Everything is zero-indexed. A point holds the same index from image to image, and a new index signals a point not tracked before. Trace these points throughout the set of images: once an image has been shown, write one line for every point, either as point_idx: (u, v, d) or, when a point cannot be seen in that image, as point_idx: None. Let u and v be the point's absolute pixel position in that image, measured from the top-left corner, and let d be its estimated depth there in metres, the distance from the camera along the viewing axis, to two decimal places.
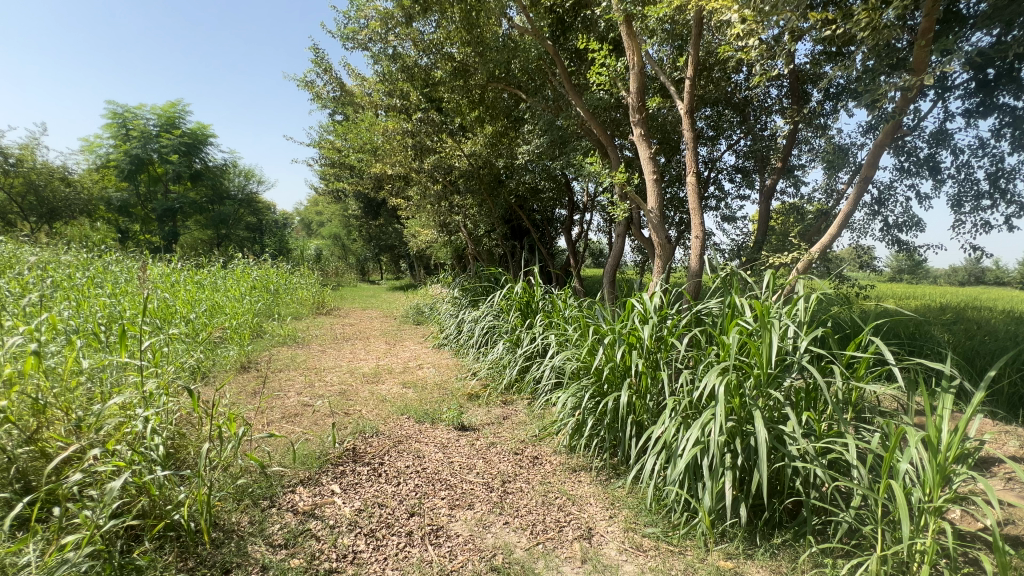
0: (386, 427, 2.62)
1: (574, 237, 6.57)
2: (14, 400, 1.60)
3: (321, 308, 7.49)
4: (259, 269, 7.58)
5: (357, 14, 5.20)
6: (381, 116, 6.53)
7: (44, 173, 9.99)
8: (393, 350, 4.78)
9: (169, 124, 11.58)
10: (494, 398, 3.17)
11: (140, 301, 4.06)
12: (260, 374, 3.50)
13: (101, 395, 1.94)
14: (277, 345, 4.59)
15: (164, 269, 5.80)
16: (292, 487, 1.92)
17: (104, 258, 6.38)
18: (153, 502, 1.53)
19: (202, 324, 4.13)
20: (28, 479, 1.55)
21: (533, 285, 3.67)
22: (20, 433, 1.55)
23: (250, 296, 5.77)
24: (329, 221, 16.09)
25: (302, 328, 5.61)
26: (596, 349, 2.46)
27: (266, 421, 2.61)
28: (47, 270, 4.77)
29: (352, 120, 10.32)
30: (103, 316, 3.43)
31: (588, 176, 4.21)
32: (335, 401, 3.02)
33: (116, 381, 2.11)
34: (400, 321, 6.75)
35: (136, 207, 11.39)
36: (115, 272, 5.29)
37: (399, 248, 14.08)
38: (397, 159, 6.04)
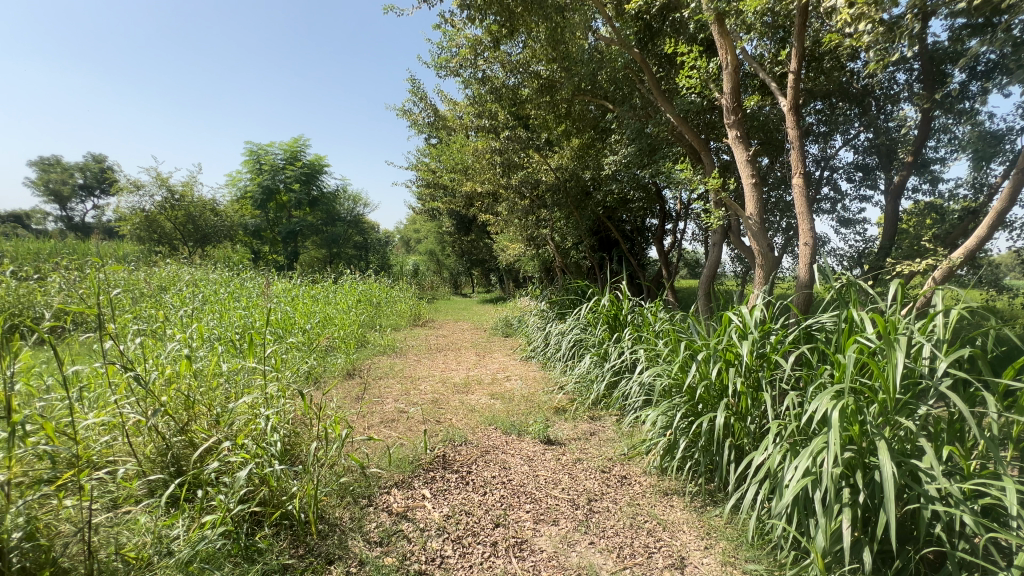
0: (474, 436, 2.70)
1: (666, 247, 6.29)
2: (173, 396, 1.91)
3: (418, 320, 7.94)
4: (364, 284, 8.26)
5: (450, 44, 5.53)
6: (471, 137, 6.84)
7: (200, 205, 11.68)
8: (483, 362, 4.92)
9: (293, 157, 13.18)
10: (581, 413, 3.12)
11: (267, 313, 4.63)
12: (364, 380, 3.79)
13: (235, 394, 2.24)
14: (378, 354, 4.96)
15: (287, 285, 6.56)
16: (387, 488, 2.04)
17: (241, 275, 7.38)
18: (272, 492, 1.72)
19: (316, 333, 4.60)
20: (180, 463, 1.82)
21: (621, 297, 3.57)
22: (175, 424, 1.84)
23: (356, 309, 6.30)
24: (425, 238, 17.09)
25: (401, 339, 5.99)
26: (688, 365, 2.32)
27: (367, 425, 2.82)
28: (199, 287, 5.63)
29: (445, 143, 10.97)
30: (239, 326, 3.96)
31: (679, 184, 4.03)
32: (427, 409, 3.18)
33: (247, 383, 2.42)
34: (490, 333, 6.94)
35: (266, 231, 13.06)
36: (249, 288, 6.10)
37: (490, 262, 14.49)
38: (486, 177, 6.30)
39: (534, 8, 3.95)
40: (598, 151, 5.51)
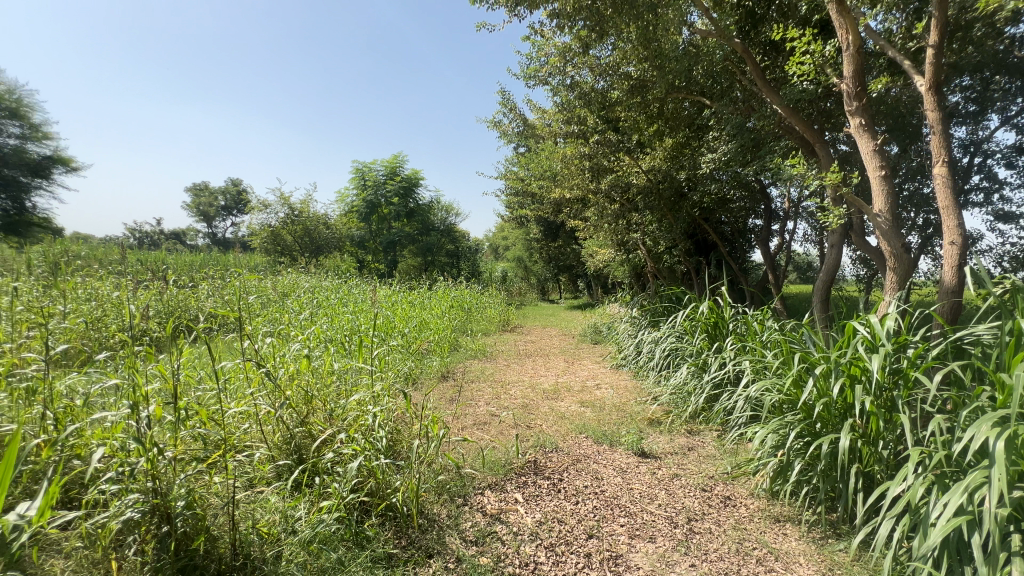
0: (565, 444, 2.68)
1: (773, 249, 5.76)
2: (295, 391, 2.14)
3: (507, 326, 8.11)
4: (456, 290, 8.62)
5: (538, 54, 5.63)
6: (560, 143, 6.87)
7: (314, 219, 13.10)
8: (572, 369, 4.88)
9: (393, 173, 14.22)
10: (678, 426, 2.96)
11: (372, 318, 5.03)
12: (457, 383, 3.95)
13: (345, 392, 2.45)
14: (470, 358, 5.15)
15: (388, 292, 7.08)
16: (481, 489, 2.10)
17: (349, 283, 8.10)
18: (378, 484, 1.85)
19: (413, 337, 4.90)
20: (301, 452, 2.02)
21: (722, 304, 3.33)
22: (297, 416, 2.06)
23: (449, 313, 6.60)
24: (513, 246, 17.42)
25: (491, 344, 6.15)
26: (804, 380, 2.10)
27: (461, 426, 2.93)
28: (315, 293, 6.29)
29: (533, 151, 11.15)
30: (348, 329, 4.35)
31: (789, 180, 3.69)
32: (518, 414, 3.22)
33: (356, 382, 2.64)
34: (579, 340, 6.86)
35: (370, 242, 14.21)
36: (355, 294, 6.67)
37: (577, 268, 14.33)
38: (575, 183, 6.31)
39: (624, 8, 3.88)
40: (694, 150, 5.24)
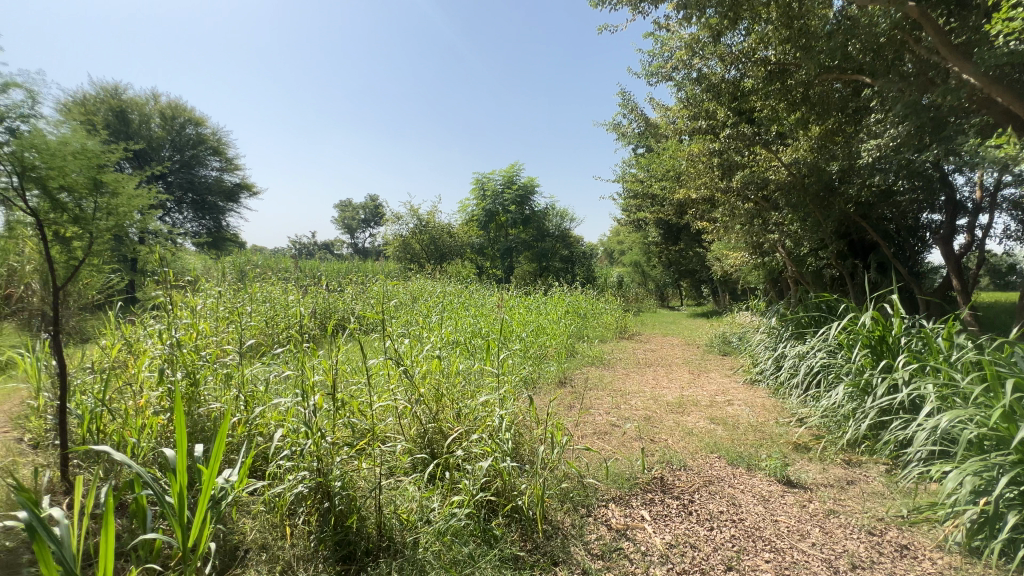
0: (695, 463, 2.49)
1: (959, 249, 4.72)
2: (428, 389, 2.31)
3: (624, 333, 7.85)
4: (572, 296, 8.59)
5: (662, 50, 5.41)
6: (684, 141, 6.50)
7: (439, 229, 14.12)
8: (698, 381, 4.54)
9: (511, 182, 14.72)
10: (832, 455, 2.57)
11: (492, 322, 5.23)
12: (576, 390, 3.92)
13: (472, 393, 2.58)
14: (587, 365, 5.08)
15: (506, 297, 7.32)
16: (605, 501, 2.05)
17: (469, 288, 8.55)
18: (504, 485, 1.90)
19: (531, 342, 4.98)
20: (433, 446, 2.17)
21: (891, 315, 2.83)
22: (430, 412, 2.21)
23: (565, 319, 6.60)
24: (629, 251, 16.87)
25: (608, 351, 6.01)
26: (1018, 413, 1.68)
27: (581, 434, 2.90)
28: (441, 298, 6.76)
29: (653, 151, 10.74)
30: (472, 333, 4.58)
31: (986, 164, 3.02)
32: (641, 426, 3.08)
33: (482, 383, 2.77)
34: (704, 350, 6.37)
35: (488, 249, 14.86)
36: (476, 299, 7.02)
37: (700, 272, 13.35)
38: (702, 181, 5.90)
39: None
40: (848, 137, 4.56)
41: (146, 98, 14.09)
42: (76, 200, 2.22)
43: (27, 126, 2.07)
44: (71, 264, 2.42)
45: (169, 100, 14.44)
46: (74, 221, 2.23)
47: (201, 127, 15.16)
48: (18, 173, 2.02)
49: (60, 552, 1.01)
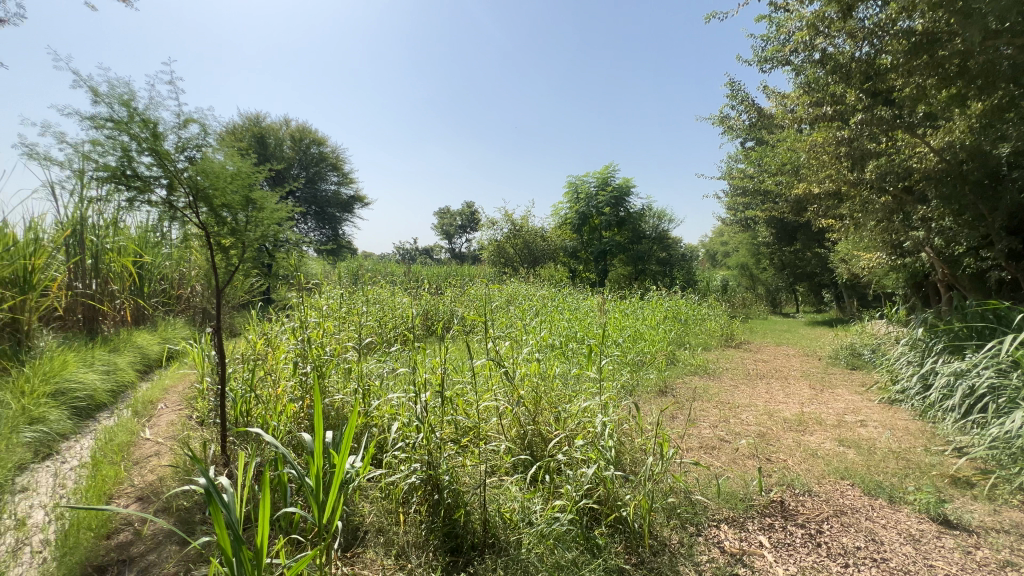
0: (822, 489, 2.22)
1: None
2: (527, 391, 2.34)
3: (730, 340, 7.28)
4: (672, 301, 8.18)
5: (778, 33, 5.00)
6: (804, 130, 5.91)
7: (532, 233, 14.31)
8: (822, 397, 4.05)
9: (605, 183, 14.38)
10: (1005, 495, 2.14)
11: (588, 326, 5.17)
12: (678, 399, 3.71)
13: (570, 397, 2.56)
14: (689, 373, 4.79)
15: (601, 301, 7.18)
16: (716, 521, 1.91)
17: (563, 292, 8.53)
18: (608, 494, 1.85)
19: (628, 348, 4.82)
20: (533, 448, 2.19)
21: None
22: (530, 414, 2.23)
23: (664, 325, 6.30)
24: (735, 252, 15.63)
25: (713, 360, 5.62)
26: None
27: (687, 446, 2.73)
28: (535, 301, 6.82)
29: (765, 144, 9.89)
30: (567, 336, 4.56)
31: None
32: (754, 443, 2.83)
33: (581, 389, 2.74)
34: (827, 363, 5.69)
35: (581, 252, 14.71)
36: (570, 303, 6.97)
37: (821, 275, 11.94)
38: (826, 174, 5.30)
39: None
40: (1022, 113, 3.70)
41: (280, 124, 16.16)
42: (234, 215, 2.62)
43: (201, 154, 2.48)
44: (228, 269, 2.86)
45: (298, 124, 16.42)
46: (231, 234, 2.64)
47: (323, 147, 17.00)
48: (192, 194, 2.45)
49: (229, 515, 1.18)
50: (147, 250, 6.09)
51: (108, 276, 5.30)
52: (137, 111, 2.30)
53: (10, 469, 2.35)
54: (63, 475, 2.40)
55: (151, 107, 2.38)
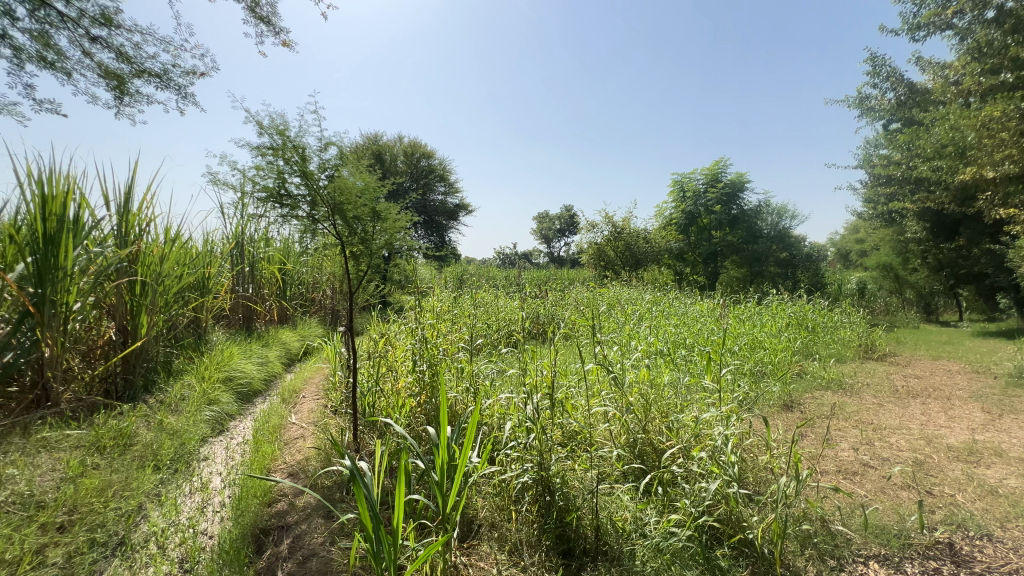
0: (1007, 534, 1.84)
1: None
2: (637, 398, 2.27)
3: (870, 352, 6.35)
4: (796, 306, 7.36)
5: None
6: (973, 104, 4.99)
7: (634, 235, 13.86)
8: (1002, 424, 3.35)
9: (715, 180, 13.22)
10: None
11: (698, 333, 4.86)
12: (807, 416, 3.32)
13: (684, 407, 2.43)
14: (821, 387, 4.27)
15: (712, 305, 6.71)
16: (863, 558, 1.67)
17: (669, 296, 8.13)
18: (730, 514, 1.72)
19: (746, 357, 4.44)
20: (644, 458, 2.11)
21: None
22: (640, 422, 2.17)
23: (787, 332, 5.69)
24: (876, 251, 13.61)
25: (849, 373, 4.94)
26: None
27: (821, 469, 2.44)
28: (639, 306, 6.59)
29: (916, 124, 8.51)
30: (676, 343, 4.33)
31: None
32: (910, 472, 2.44)
33: (694, 399, 2.59)
34: (1007, 383, 4.70)
35: (688, 253, 13.88)
36: (678, 307, 6.62)
37: (995, 277, 9.90)
38: (1005, 154, 4.41)
39: None
40: None
41: (395, 141, 17.63)
42: (364, 227, 2.92)
43: (338, 173, 2.80)
44: (358, 275, 3.19)
45: (410, 140, 17.79)
46: (361, 243, 2.95)
47: (432, 159, 18.21)
48: (331, 209, 2.77)
49: (370, 493, 1.31)
50: (289, 259, 7.00)
51: (261, 282, 6.20)
52: (290, 140, 2.67)
53: (196, 441, 2.85)
54: (232, 449, 2.86)
55: (300, 134, 2.74)
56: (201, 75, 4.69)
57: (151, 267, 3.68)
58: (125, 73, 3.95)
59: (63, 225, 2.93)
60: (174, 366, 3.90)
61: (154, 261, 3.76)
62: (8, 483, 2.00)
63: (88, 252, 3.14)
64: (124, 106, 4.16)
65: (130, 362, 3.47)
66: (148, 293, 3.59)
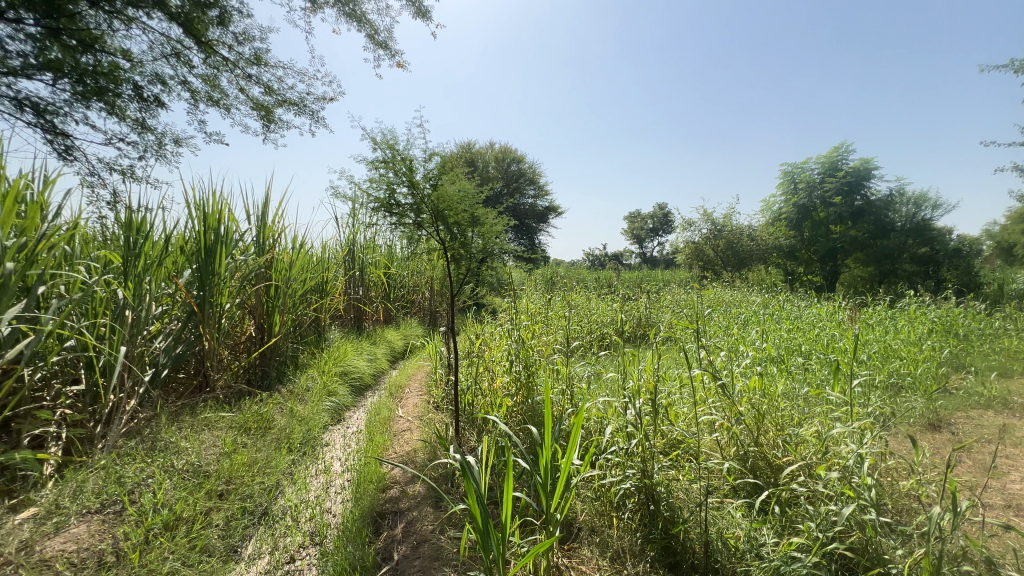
0: None
1: None
2: (748, 408, 2.12)
3: None
4: (941, 309, 6.31)
5: None
6: None
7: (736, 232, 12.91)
8: None
9: (833, 167, 11.83)
10: None
11: (816, 339, 4.38)
12: (961, 437, 2.84)
13: (803, 420, 2.21)
14: (978, 405, 3.62)
15: (832, 308, 6.01)
16: None
17: (778, 298, 7.45)
18: (866, 543, 1.53)
19: (878, 366, 3.92)
20: (757, 473, 1.96)
21: None
22: (752, 434, 2.02)
23: (931, 339, 4.91)
24: None
25: (1018, 390, 4.12)
26: None
27: (983, 501, 2.08)
28: (744, 308, 6.12)
29: None
30: (790, 349, 3.95)
31: None
32: None
33: (815, 412, 2.35)
34: None
35: (801, 251, 12.59)
36: (790, 310, 6.04)
37: None
38: None
39: None
40: None
41: (487, 148, 18.25)
42: (463, 232, 3.07)
43: (441, 182, 2.96)
44: (458, 278, 3.34)
45: (501, 146, 18.31)
46: (461, 247, 3.10)
47: (522, 164, 18.58)
48: (435, 216, 2.94)
49: (477, 488, 1.36)
50: (393, 263, 7.54)
51: (369, 285, 6.76)
52: (400, 152, 2.88)
53: (320, 428, 3.20)
54: (349, 437, 3.16)
55: (408, 148, 2.94)
56: (329, 100, 5.24)
57: (283, 273, 4.19)
58: (270, 104, 4.54)
59: (217, 238, 3.46)
60: (300, 360, 4.40)
61: (285, 267, 4.28)
62: (182, 453, 2.40)
63: (235, 261, 3.67)
64: (269, 132, 4.79)
65: (266, 355, 3.99)
66: (280, 295, 4.09)
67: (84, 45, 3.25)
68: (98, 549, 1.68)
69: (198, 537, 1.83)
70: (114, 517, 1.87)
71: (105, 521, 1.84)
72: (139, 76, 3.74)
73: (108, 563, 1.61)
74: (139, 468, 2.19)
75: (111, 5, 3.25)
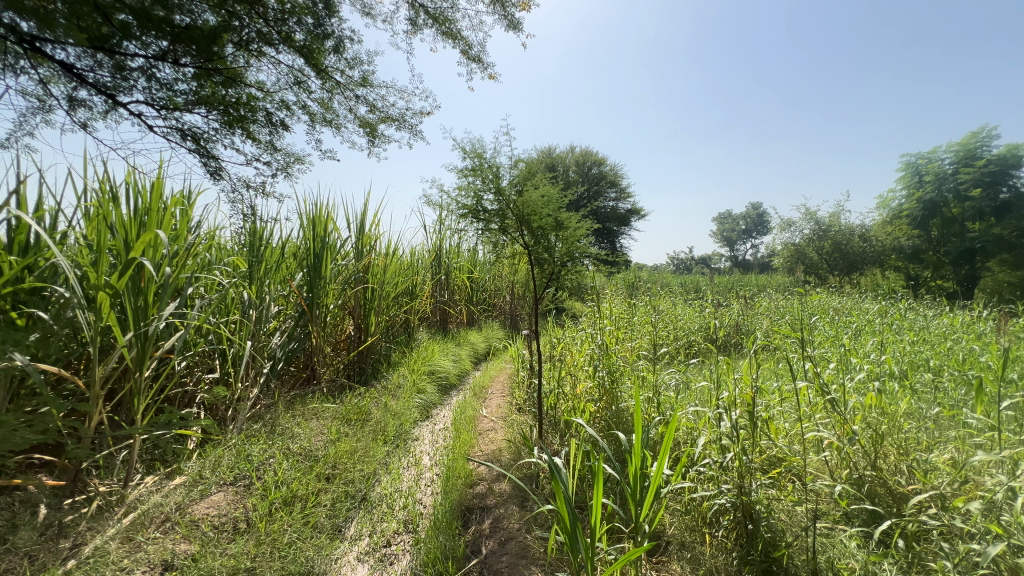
0: None
1: None
2: (863, 428, 1.91)
3: None
4: None
5: None
6: None
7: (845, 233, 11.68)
8: None
9: (969, 156, 10.30)
10: None
11: (947, 352, 3.84)
12: None
13: (932, 444, 1.95)
14: None
15: (969, 317, 5.23)
16: None
17: (898, 305, 6.64)
18: None
19: None
20: (874, 500, 1.76)
21: None
22: (868, 457, 1.81)
23: None
24: None
25: None
26: None
27: None
28: (855, 317, 5.53)
29: None
30: (913, 362, 3.50)
31: None
32: None
33: (948, 436, 2.05)
34: None
35: (928, 252, 11.06)
36: (913, 319, 5.34)
37: None
38: None
39: None
40: None
41: (567, 154, 18.25)
42: (546, 236, 3.10)
43: (525, 187, 3.02)
44: (542, 282, 3.37)
45: (582, 151, 18.20)
46: (545, 251, 3.13)
47: (603, 167, 18.31)
48: (519, 221, 3.00)
49: (566, 491, 1.37)
50: (476, 268, 7.78)
51: (454, 288, 7.04)
52: (487, 161, 3.00)
53: (411, 423, 3.40)
54: (438, 433, 3.32)
55: (495, 155, 3.04)
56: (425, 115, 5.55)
57: (379, 276, 4.51)
58: (374, 121, 4.92)
59: (325, 245, 3.83)
60: (393, 359, 4.71)
61: (381, 270, 4.60)
62: (296, 438, 2.68)
63: (339, 265, 4.03)
64: (373, 147, 5.19)
65: (364, 353, 4.31)
66: (375, 297, 4.41)
67: (229, 80, 3.75)
68: (233, 516, 1.94)
69: (309, 515, 2.02)
70: (243, 490, 2.14)
71: (237, 492, 2.11)
72: (270, 103, 4.23)
73: (241, 528, 1.87)
74: (262, 449, 2.47)
75: (251, 45, 3.73)
